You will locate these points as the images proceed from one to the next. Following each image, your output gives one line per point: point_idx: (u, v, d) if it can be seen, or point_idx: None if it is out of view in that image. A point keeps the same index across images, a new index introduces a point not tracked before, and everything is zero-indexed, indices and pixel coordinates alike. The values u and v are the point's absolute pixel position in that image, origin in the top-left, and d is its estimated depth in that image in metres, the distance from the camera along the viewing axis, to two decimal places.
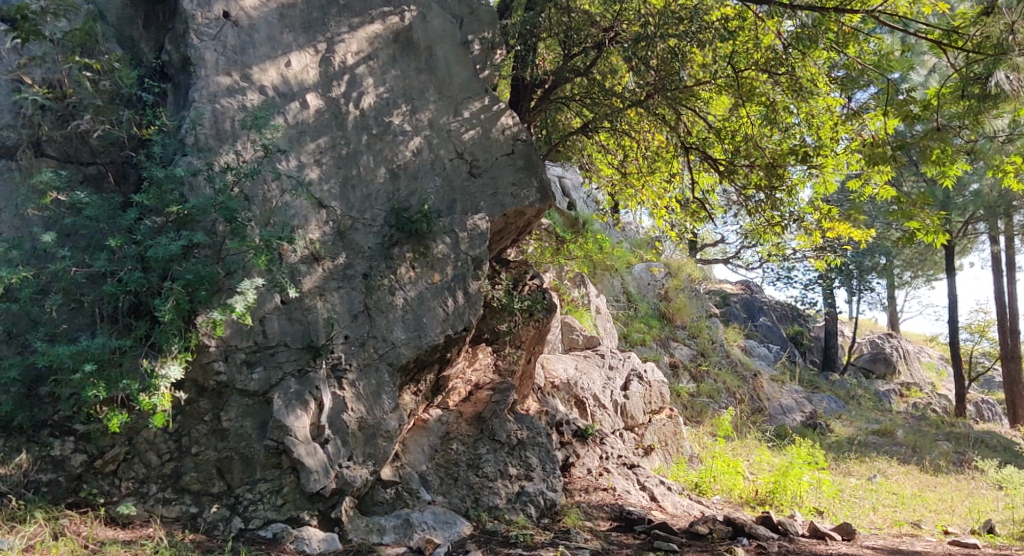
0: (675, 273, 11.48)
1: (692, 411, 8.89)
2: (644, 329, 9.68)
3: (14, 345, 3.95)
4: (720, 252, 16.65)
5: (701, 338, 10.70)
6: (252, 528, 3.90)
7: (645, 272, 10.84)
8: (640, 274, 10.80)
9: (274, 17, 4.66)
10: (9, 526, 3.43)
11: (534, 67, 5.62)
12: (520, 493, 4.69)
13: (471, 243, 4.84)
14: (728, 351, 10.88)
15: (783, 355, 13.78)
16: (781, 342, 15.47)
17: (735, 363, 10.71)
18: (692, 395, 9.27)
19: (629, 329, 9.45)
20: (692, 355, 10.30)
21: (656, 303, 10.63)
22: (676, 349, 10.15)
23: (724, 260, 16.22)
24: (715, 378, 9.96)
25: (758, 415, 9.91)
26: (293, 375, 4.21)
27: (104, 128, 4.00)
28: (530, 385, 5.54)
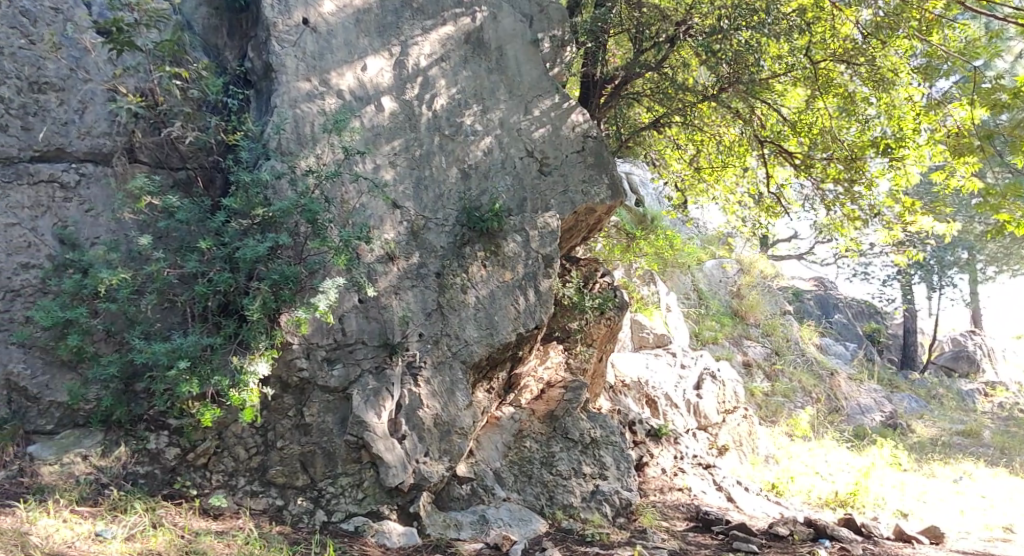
0: (747, 270, 11.37)
1: (767, 410, 8.73)
2: (715, 327, 9.54)
3: (113, 343, 4.11)
4: (790, 248, 16.22)
5: (775, 336, 10.49)
6: (335, 521, 4.02)
7: (716, 269, 10.84)
8: (711, 270, 10.80)
9: (350, 21, 4.77)
10: (112, 516, 3.59)
11: (605, 63, 5.59)
12: (595, 492, 4.65)
13: (542, 241, 4.81)
14: (803, 349, 10.61)
15: (861, 354, 13.32)
16: (857, 340, 14.99)
17: (811, 361, 10.42)
18: (767, 394, 9.12)
19: (701, 327, 9.35)
20: (767, 353, 10.10)
21: (728, 300, 10.51)
22: (750, 347, 9.96)
23: (797, 256, 15.80)
24: (790, 377, 9.78)
25: (836, 415, 9.64)
26: (370, 372, 4.33)
27: (194, 135, 4.19)
28: (602, 383, 5.52)
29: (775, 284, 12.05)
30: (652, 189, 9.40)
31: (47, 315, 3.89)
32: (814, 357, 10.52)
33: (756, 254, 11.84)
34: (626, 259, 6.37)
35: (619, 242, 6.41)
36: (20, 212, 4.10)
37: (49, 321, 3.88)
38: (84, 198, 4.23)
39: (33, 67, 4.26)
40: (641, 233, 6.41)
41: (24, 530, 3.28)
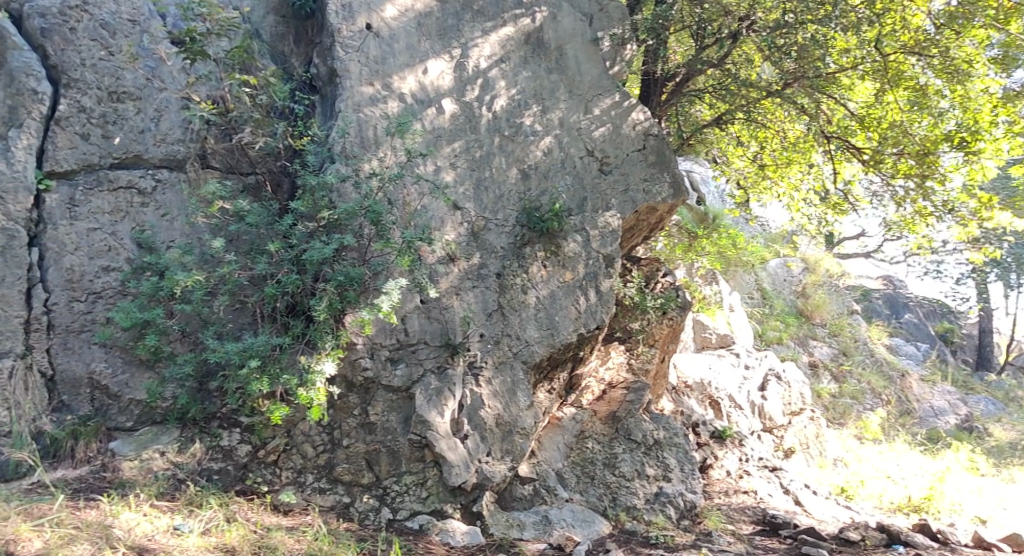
0: (812, 269, 10.96)
1: (835, 413, 8.53)
2: (781, 327, 9.34)
3: (188, 343, 4.24)
4: (857, 246, 15.60)
5: (842, 337, 10.21)
6: (399, 519, 4.07)
7: (781, 268, 10.60)
8: (775, 270, 10.55)
9: (412, 26, 4.84)
10: (188, 510, 3.71)
11: (665, 60, 5.48)
12: (658, 493, 4.61)
13: (603, 241, 4.75)
14: (873, 350, 10.27)
15: (934, 355, 12.79)
16: (931, 340, 14.25)
17: (881, 362, 10.07)
18: (834, 396, 8.90)
19: (765, 328, 9.17)
20: (833, 354, 9.85)
21: (793, 300, 10.32)
22: (815, 348, 9.76)
23: (863, 254, 15.28)
24: (858, 378, 9.50)
25: (908, 417, 9.30)
26: (432, 372, 4.37)
27: (262, 140, 4.29)
28: (664, 384, 5.42)
29: (842, 283, 11.60)
30: (713, 186, 9.11)
31: (127, 316, 4.03)
32: (883, 358, 10.18)
33: (821, 252, 11.39)
34: (688, 258, 6.25)
35: (681, 241, 6.31)
36: (100, 217, 4.26)
37: (128, 321, 4.03)
38: (159, 203, 4.38)
39: (113, 77, 4.43)
40: (703, 232, 6.34)
41: (107, 522, 3.42)
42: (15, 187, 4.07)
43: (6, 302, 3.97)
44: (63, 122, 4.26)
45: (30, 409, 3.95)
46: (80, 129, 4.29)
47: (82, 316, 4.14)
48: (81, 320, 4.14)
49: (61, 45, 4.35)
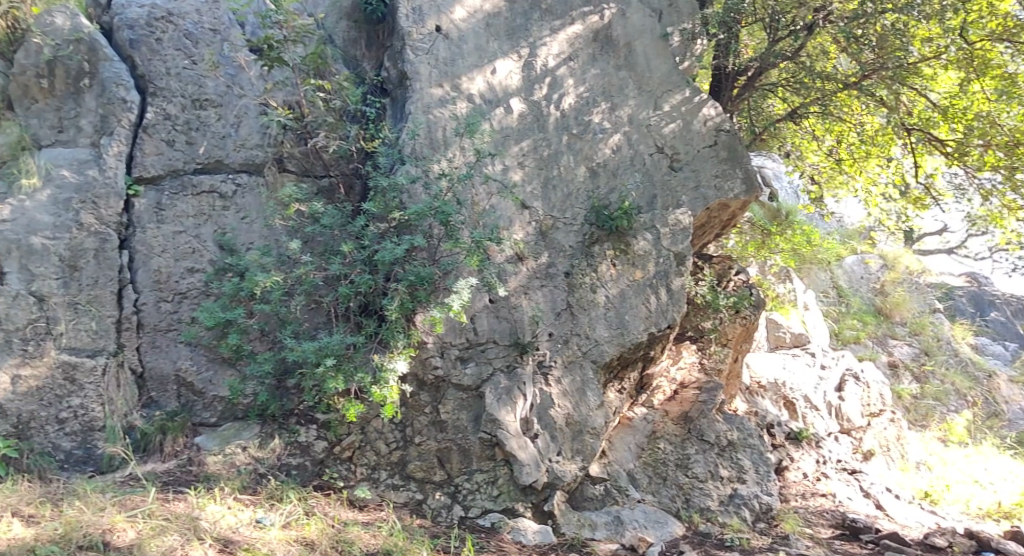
0: (892, 266, 10.66)
1: (917, 414, 8.26)
2: (858, 326, 9.09)
3: (266, 341, 4.35)
4: (938, 241, 15.02)
5: (924, 336, 9.81)
6: (471, 516, 4.12)
7: (858, 265, 10.40)
8: (853, 266, 10.36)
9: (481, 26, 4.88)
10: (270, 504, 3.82)
11: (737, 54, 5.35)
12: (733, 495, 4.54)
13: (674, 238, 4.67)
14: (958, 350, 9.82)
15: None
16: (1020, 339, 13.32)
17: (966, 362, 9.62)
18: (915, 397, 8.57)
19: (842, 327, 8.93)
20: (914, 354, 9.48)
21: (871, 297, 10.00)
22: (895, 347, 9.42)
23: (945, 250, 14.57)
24: (941, 378, 9.11)
25: (996, 420, 8.87)
26: (502, 371, 4.39)
27: (336, 144, 4.37)
28: (737, 384, 5.29)
29: (923, 280, 11.10)
30: (786, 181, 8.54)
31: (210, 315, 4.17)
32: (969, 358, 9.73)
33: (900, 249, 10.93)
34: (761, 256, 6.20)
35: (754, 238, 6.19)
36: (185, 221, 4.42)
37: (212, 321, 4.15)
38: (239, 206, 4.52)
39: (195, 85, 4.59)
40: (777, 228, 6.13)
41: (195, 514, 3.55)
42: (107, 192, 4.26)
43: (100, 302, 4.15)
44: (151, 130, 4.44)
45: (122, 405, 4.11)
46: (166, 136, 4.47)
47: (169, 316, 4.29)
48: (168, 320, 4.29)
49: (148, 55, 4.54)
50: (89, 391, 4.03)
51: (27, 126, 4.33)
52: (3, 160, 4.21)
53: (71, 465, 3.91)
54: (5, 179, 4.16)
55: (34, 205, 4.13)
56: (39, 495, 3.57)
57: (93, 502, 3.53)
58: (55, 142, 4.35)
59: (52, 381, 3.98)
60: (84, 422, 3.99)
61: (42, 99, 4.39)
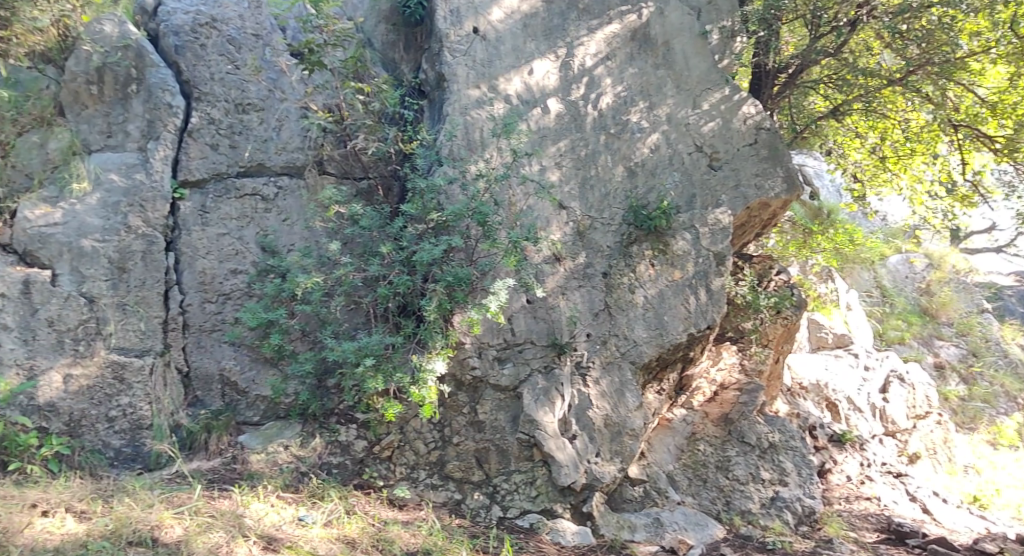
0: (938, 265, 10.40)
1: (965, 417, 8.10)
2: (903, 326, 8.91)
3: (307, 341, 4.39)
4: (985, 239, 14.61)
5: (972, 336, 9.55)
6: (510, 516, 4.12)
7: (903, 264, 10.28)
8: (897, 265, 10.26)
9: (518, 27, 4.88)
10: (312, 502, 3.87)
11: (778, 52, 5.28)
12: (775, 498, 4.47)
13: (713, 238, 4.63)
14: (1008, 351, 9.53)
15: None
16: None
17: (1016, 364, 9.35)
18: (963, 400, 8.36)
19: (886, 327, 8.78)
20: (962, 355, 9.24)
21: (916, 298, 9.78)
22: (941, 348, 9.20)
23: (994, 248, 14.12)
24: (991, 380, 8.87)
25: None
26: (539, 371, 4.38)
27: (375, 146, 4.44)
28: (778, 385, 5.21)
29: (970, 280, 10.83)
30: (827, 180, 7.98)
31: (253, 316, 4.25)
32: (1019, 359, 9.45)
33: (947, 248, 10.65)
34: (804, 255, 6.07)
35: (795, 237, 6.08)
36: (229, 223, 4.50)
37: (254, 321, 4.23)
38: (281, 208, 4.60)
39: (238, 90, 4.67)
40: (818, 228, 6.06)
41: (239, 512, 3.62)
42: (154, 195, 4.35)
43: (146, 303, 4.23)
44: (195, 134, 4.53)
45: (168, 403, 4.19)
46: (210, 140, 4.55)
47: (213, 317, 4.38)
48: (213, 320, 4.38)
49: (193, 61, 4.63)
50: (137, 390, 4.08)
51: (77, 132, 4.43)
52: (55, 165, 4.30)
53: (121, 462, 3.97)
54: (56, 183, 4.25)
55: (85, 208, 4.22)
56: (90, 491, 3.65)
57: (142, 498, 3.60)
58: (105, 146, 4.45)
59: (102, 380, 4.04)
60: (133, 420, 4.04)
61: (92, 105, 4.50)
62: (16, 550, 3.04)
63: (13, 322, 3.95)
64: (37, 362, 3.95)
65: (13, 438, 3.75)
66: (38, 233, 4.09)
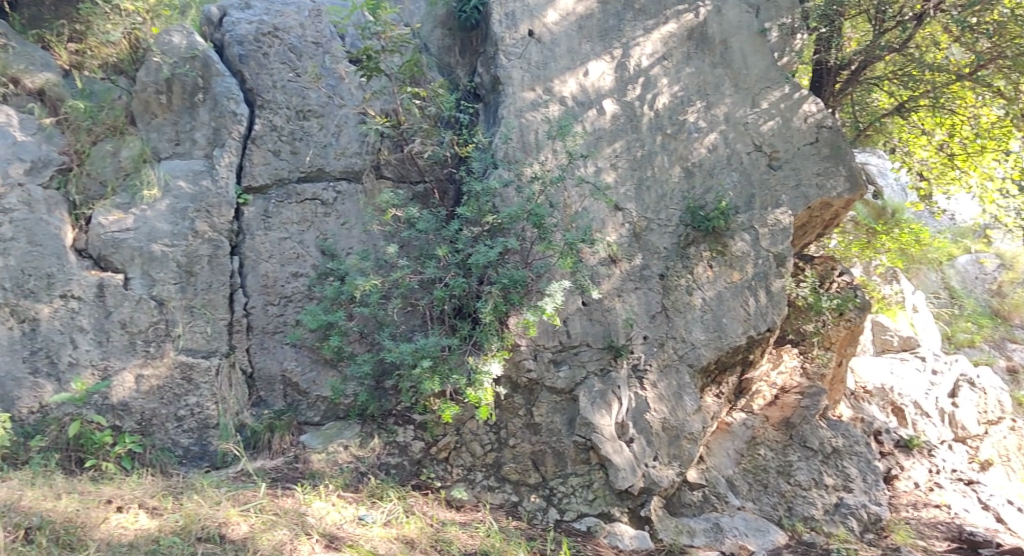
0: (1011, 265, 9.97)
1: None
2: (973, 329, 8.61)
3: (365, 343, 4.45)
4: None
5: None
6: (567, 520, 4.10)
7: (972, 264, 9.85)
8: (966, 266, 9.82)
9: (573, 29, 4.88)
10: (371, 501, 3.92)
11: (840, 48, 5.17)
12: (839, 504, 4.37)
13: (773, 239, 4.55)
14: None
15: None
16: None
17: None
18: None
19: (954, 329, 8.49)
20: None
21: (987, 299, 9.42)
22: (1015, 351, 8.84)
23: None
24: None
25: None
26: (595, 374, 4.35)
27: (431, 150, 4.48)
28: (842, 389, 5.10)
29: None
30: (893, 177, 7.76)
31: (313, 318, 4.32)
32: None
33: (1022, 247, 10.17)
34: (867, 256, 5.92)
35: (858, 237, 5.96)
36: (290, 227, 4.60)
37: (315, 323, 4.31)
38: (340, 213, 4.68)
39: (299, 97, 4.77)
40: (883, 228, 5.91)
41: (302, 510, 3.70)
42: (220, 201, 4.48)
43: (212, 305, 4.35)
44: (258, 141, 4.64)
45: (234, 403, 4.29)
46: (273, 146, 4.66)
47: (275, 319, 4.48)
48: (275, 322, 4.48)
49: (256, 70, 4.76)
50: (204, 390, 4.20)
51: (148, 140, 4.58)
52: (127, 173, 4.45)
53: (188, 460, 4.09)
54: (128, 191, 4.39)
55: (155, 214, 4.36)
56: (161, 488, 3.76)
57: (210, 496, 3.71)
58: (173, 154, 4.59)
59: (171, 381, 4.17)
60: (200, 419, 4.16)
61: (161, 114, 4.64)
62: (94, 544, 3.15)
63: (89, 324, 4.10)
64: (111, 362, 4.09)
65: (89, 436, 3.88)
66: (111, 239, 4.25)
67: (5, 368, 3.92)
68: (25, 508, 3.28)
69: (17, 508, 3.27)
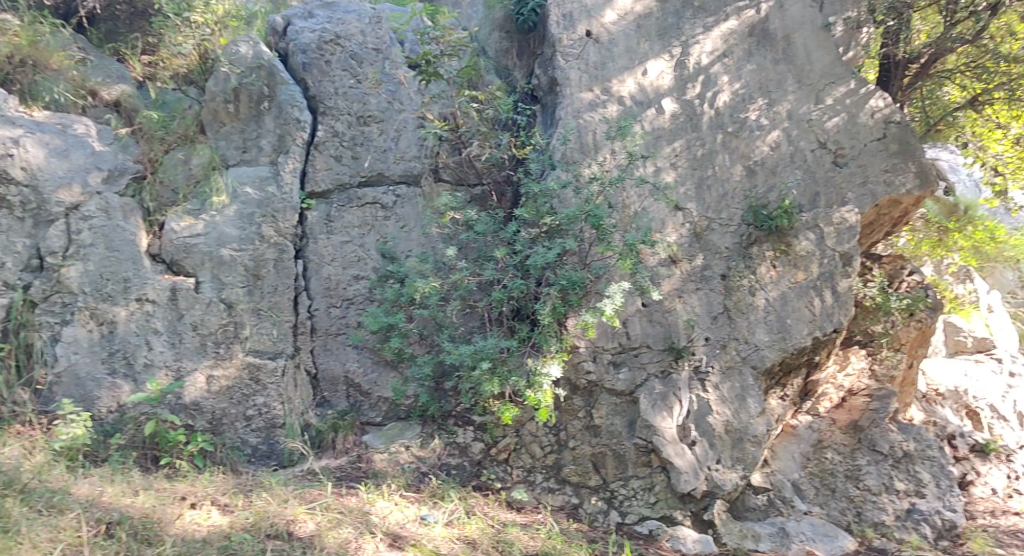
0: None
1: None
2: None
3: (425, 345, 4.49)
4: None
5: None
6: (629, 522, 4.09)
7: None
8: None
9: (631, 28, 4.87)
10: (433, 501, 3.96)
11: (909, 41, 5.06)
12: (910, 511, 4.21)
13: (839, 238, 4.42)
14: None
15: None
16: None
17: None
18: None
19: None
20: None
21: None
22: None
23: None
24: None
25: None
26: (656, 376, 4.32)
27: (489, 152, 4.52)
28: (913, 392, 4.96)
29: None
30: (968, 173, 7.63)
31: (374, 320, 4.39)
32: None
33: None
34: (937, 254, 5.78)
35: (928, 235, 5.78)
36: (352, 231, 4.68)
37: (376, 325, 4.37)
38: (399, 216, 4.74)
39: (360, 103, 4.85)
40: (955, 225, 5.70)
41: (366, 509, 3.76)
42: (284, 206, 4.58)
43: (278, 308, 4.45)
44: (321, 147, 4.74)
45: (299, 403, 4.39)
46: (334, 152, 4.75)
47: (338, 321, 4.57)
48: (338, 324, 4.57)
49: (319, 77, 4.86)
50: (271, 390, 4.30)
51: (217, 148, 4.72)
52: (198, 180, 4.59)
53: (257, 459, 4.19)
54: (199, 197, 4.53)
55: (223, 219, 4.48)
56: (232, 485, 3.86)
57: (278, 494, 3.79)
58: (240, 161, 4.71)
59: (240, 381, 4.27)
60: (267, 419, 4.25)
61: (229, 122, 4.76)
62: (170, 539, 3.25)
63: (163, 326, 4.24)
64: (184, 364, 4.22)
65: (164, 435, 4.01)
66: (183, 243, 4.37)
67: (86, 369, 4.06)
68: (105, 504, 3.40)
69: (98, 503, 3.39)
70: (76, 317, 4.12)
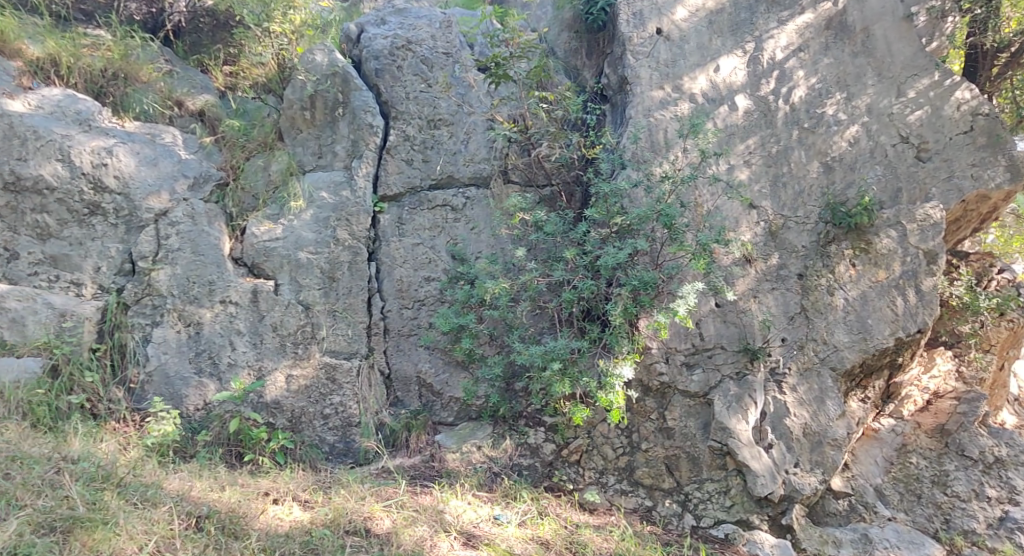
0: None
1: None
2: None
3: (495, 345, 4.49)
4: None
5: None
6: (703, 526, 4.03)
7: None
8: None
9: (703, 25, 4.83)
10: (505, 501, 3.99)
11: (1000, 29, 4.77)
12: (1003, 518, 4.05)
13: (922, 235, 4.27)
14: None
15: None
16: None
17: None
18: None
19: None
20: None
21: None
22: None
23: None
24: None
25: None
26: (731, 378, 4.24)
27: (558, 152, 4.53)
28: (1004, 394, 4.78)
29: None
30: None
31: (445, 321, 4.42)
32: None
33: None
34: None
35: (1018, 232, 5.60)
36: (423, 233, 4.75)
37: (446, 326, 4.41)
38: (469, 218, 4.78)
39: (431, 107, 4.93)
40: None
41: (440, 507, 3.81)
42: (358, 209, 4.68)
43: (352, 310, 4.55)
44: (393, 151, 4.83)
45: (373, 402, 4.45)
46: (406, 156, 4.83)
47: (410, 322, 4.62)
48: (410, 325, 4.62)
49: (391, 82, 4.94)
50: (346, 390, 4.38)
51: (294, 154, 4.87)
52: (277, 185, 4.75)
53: (335, 456, 4.27)
54: (278, 202, 4.68)
55: (300, 224, 4.62)
56: (312, 482, 3.96)
57: (355, 491, 3.87)
58: (316, 166, 4.84)
59: (317, 381, 4.37)
60: (343, 418, 4.33)
61: (306, 129, 4.91)
62: (255, 533, 3.35)
63: (245, 327, 4.38)
64: (264, 363, 4.35)
65: (247, 432, 4.12)
66: (263, 247, 4.53)
67: (174, 368, 4.21)
68: (195, 498, 3.53)
69: (188, 498, 3.52)
70: (165, 318, 4.29)
